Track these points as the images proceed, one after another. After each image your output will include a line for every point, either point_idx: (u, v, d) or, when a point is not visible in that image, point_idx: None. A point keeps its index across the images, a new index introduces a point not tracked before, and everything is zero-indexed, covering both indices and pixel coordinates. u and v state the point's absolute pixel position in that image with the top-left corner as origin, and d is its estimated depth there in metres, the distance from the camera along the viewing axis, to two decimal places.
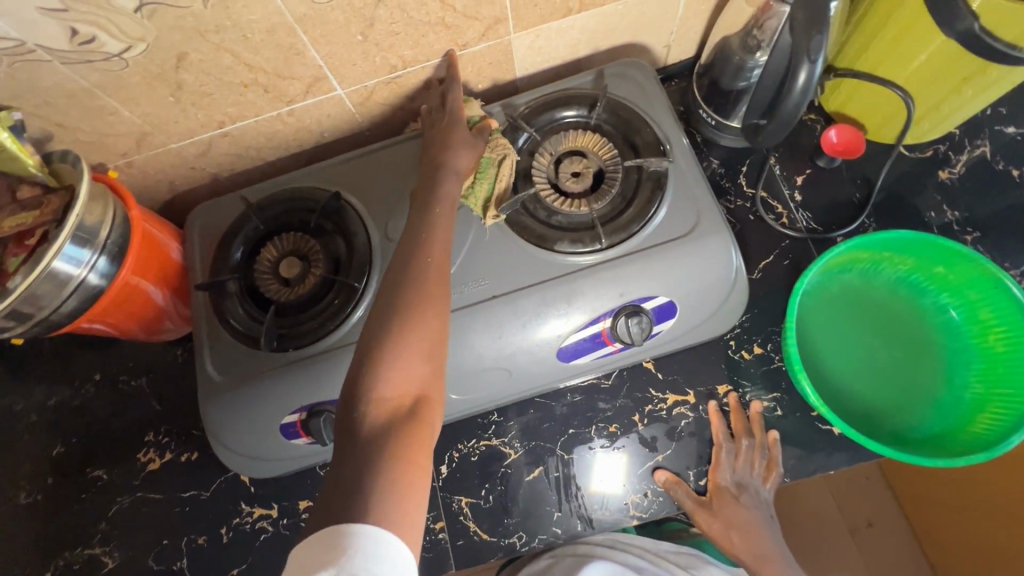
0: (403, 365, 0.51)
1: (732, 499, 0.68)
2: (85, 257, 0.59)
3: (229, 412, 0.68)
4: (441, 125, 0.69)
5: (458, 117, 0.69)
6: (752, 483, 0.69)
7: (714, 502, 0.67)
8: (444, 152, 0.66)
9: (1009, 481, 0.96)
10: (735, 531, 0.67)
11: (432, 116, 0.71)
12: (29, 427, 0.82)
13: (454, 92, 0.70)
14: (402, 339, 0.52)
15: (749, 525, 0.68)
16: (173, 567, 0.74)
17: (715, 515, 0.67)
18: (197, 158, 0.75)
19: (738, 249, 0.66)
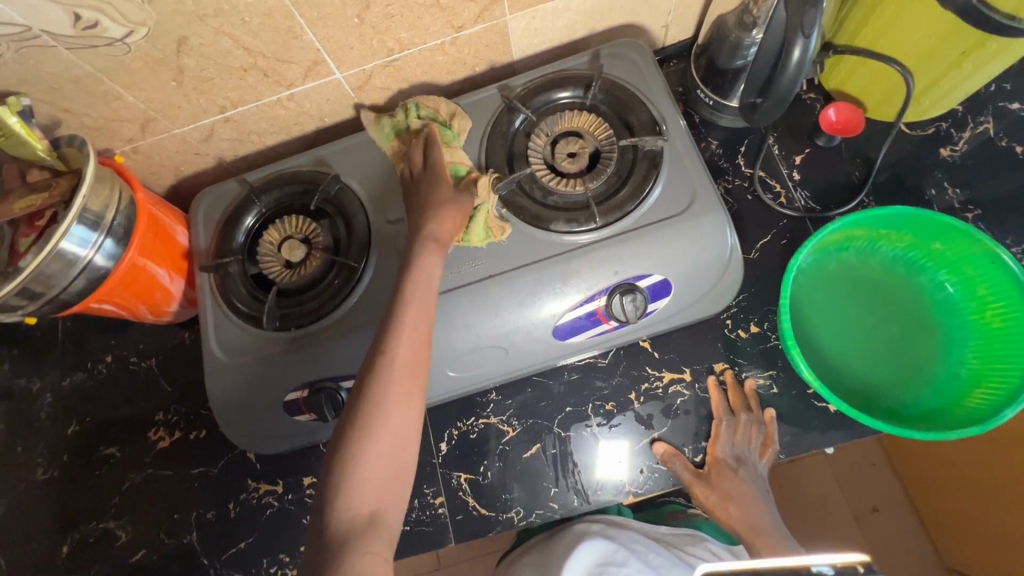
0: (370, 467, 0.51)
1: (731, 471, 0.69)
2: (92, 239, 0.61)
3: (234, 391, 0.69)
4: (420, 186, 0.67)
5: (440, 178, 0.66)
6: (749, 458, 0.70)
7: (712, 474, 0.68)
8: (424, 220, 0.64)
9: (1012, 463, 0.96)
10: (732, 503, 0.69)
11: (413, 177, 0.68)
12: (45, 406, 0.86)
13: (434, 153, 0.67)
14: (368, 429, 0.52)
15: (745, 498, 0.69)
16: (183, 540, 0.77)
17: (712, 487, 0.68)
18: (200, 143, 0.77)
19: (734, 228, 0.66)
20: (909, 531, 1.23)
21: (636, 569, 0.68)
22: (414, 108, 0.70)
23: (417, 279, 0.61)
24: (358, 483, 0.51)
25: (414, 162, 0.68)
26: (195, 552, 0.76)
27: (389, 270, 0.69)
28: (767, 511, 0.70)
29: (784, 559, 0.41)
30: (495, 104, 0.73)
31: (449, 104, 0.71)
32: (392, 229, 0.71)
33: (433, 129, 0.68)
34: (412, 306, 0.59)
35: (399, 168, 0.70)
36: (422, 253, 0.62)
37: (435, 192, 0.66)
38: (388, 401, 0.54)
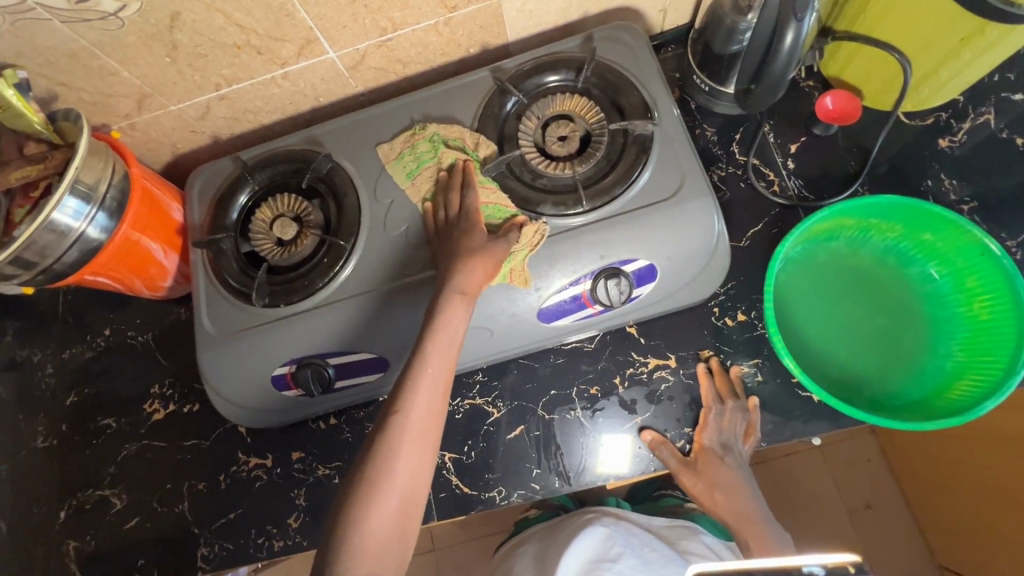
0: (373, 525, 0.54)
1: (716, 459, 0.69)
2: (86, 212, 0.62)
3: (223, 366, 0.70)
4: (453, 229, 0.66)
5: (475, 222, 0.65)
6: (735, 444, 0.69)
7: (698, 462, 0.68)
8: (454, 267, 0.62)
9: (1005, 464, 0.95)
10: (717, 490, 0.70)
11: (448, 220, 0.67)
12: (47, 376, 0.88)
13: (470, 195, 0.67)
14: (377, 486, 0.54)
15: (732, 485, 0.70)
16: (175, 509, 0.79)
17: (698, 474, 0.69)
18: (196, 120, 0.78)
19: (722, 216, 0.66)
20: (902, 528, 1.23)
21: (628, 567, 0.69)
22: (441, 144, 0.71)
23: (440, 335, 0.60)
24: (365, 543, 0.53)
25: (450, 205, 0.67)
26: (186, 520, 0.78)
27: (379, 252, 0.70)
28: (750, 497, 0.71)
29: (775, 559, 0.38)
30: (487, 85, 0.73)
31: (474, 134, 0.70)
32: (382, 210, 0.71)
33: (471, 167, 0.68)
34: (433, 362, 0.59)
35: (428, 210, 0.68)
36: (448, 304, 0.61)
37: (469, 238, 0.64)
38: (399, 459, 0.56)
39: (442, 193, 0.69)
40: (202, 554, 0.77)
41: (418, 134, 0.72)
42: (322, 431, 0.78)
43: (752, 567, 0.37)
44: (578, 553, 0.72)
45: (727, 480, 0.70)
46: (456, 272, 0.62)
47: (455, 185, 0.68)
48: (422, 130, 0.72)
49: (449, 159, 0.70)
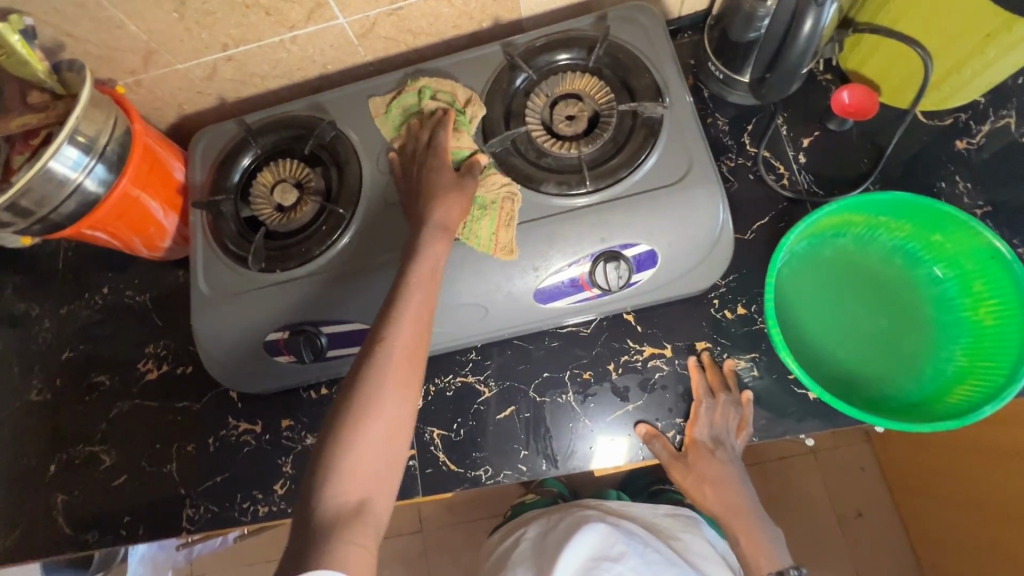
0: (360, 447, 0.51)
1: (707, 453, 0.68)
2: (84, 163, 0.62)
3: (215, 326, 0.70)
4: (422, 168, 0.66)
5: (441, 159, 0.66)
6: (728, 438, 0.69)
7: (689, 456, 0.68)
8: (429, 206, 0.63)
9: (999, 479, 0.93)
10: (708, 484, 0.69)
11: (417, 158, 0.67)
12: (45, 331, 0.89)
13: (440, 133, 0.67)
14: (362, 407, 0.52)
15: (722, 479, 0.70)
16: (164, 469, 0.79)
17: (688, 469, 0.68)
18: (203, 81, 0.77)
19: (727, 205, 0.64)
20: (892, 538, 1.22)
21: (629, 567, 0.70)
22: (429, 95, 0.70)
23: (423, 267, 0.60)
24: (352, 465, 0.51)
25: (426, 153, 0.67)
26: (174, 481, 0.78)
27: (376, 222, 0.69)
28: (741, 491, 0.71)
29: None
30: (498, 60, 0.72)
31: (466, 89, 0.70)
32: (384, 180, 0.70)
33: (450, 116, 0.68)
34: (417, 291, 0.59)
35: (393, 155, 0.69)
36: (428, 241, 0.61)
37: (436, 177, 0.65)
38: (385, 381, 0.54)
39: (415, 132, 0.69)
40: (187, 515, 0.77)
41: (407, 86, 0.72)
42: (313, 401, 0.78)
43: None
44: (579, 549, 0.73)
45: (717, 473, 0.69)
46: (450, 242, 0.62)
47: (431, 125, 0.68)
48: (411, 83, 0.72)
49: (431, 109, 0.70)
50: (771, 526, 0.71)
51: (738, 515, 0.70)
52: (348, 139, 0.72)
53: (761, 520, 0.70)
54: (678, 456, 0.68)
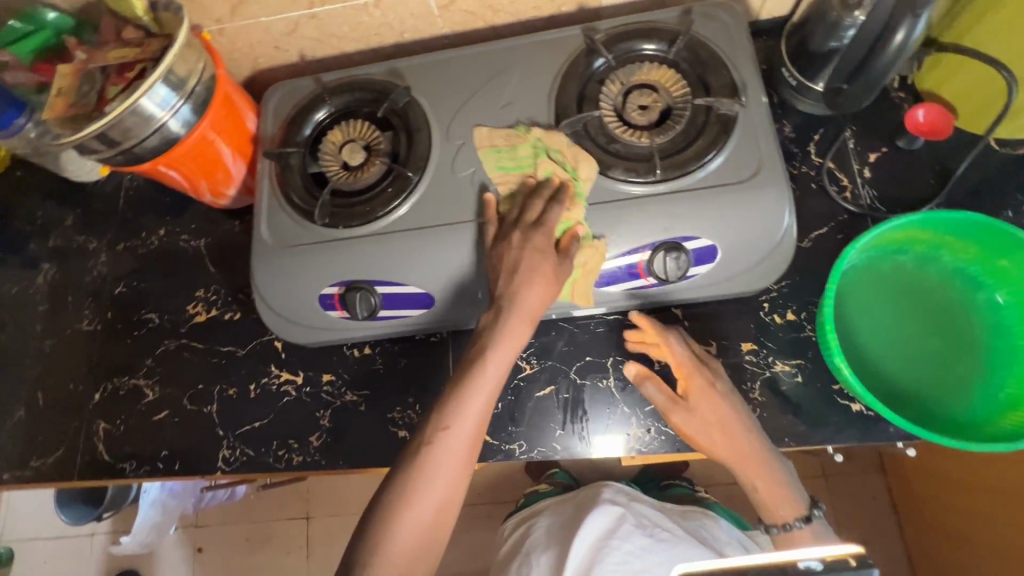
0: (404, 534, 0.55)
1: (704, 387, 0.66)
2: (172, 103, 0.64)
3: (275, 275, 0.72)
4: (521, 240, 0.64)
5: (547, 234, 0.64)
6: (720, 378, 0.67)
7: (690, 398, 0.66)
8: (522, 288, 0.62)
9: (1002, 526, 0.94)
10: (716, 428, 0.65)
11: (518, 226, 0.65)
12: (100, 264, 0.92)
13: (554, 208, 0.65)
14: (413, 493, 0.56)
15: (729, 421, 0.65)
16: (203, 409, 0.81)
17: (689, 410, 0.66)
18: (283, 36, 0.79)
19: (793, 210, 0.64)
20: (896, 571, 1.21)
21: (637, 543, 0.75)
22: (543, 152, 0.68)
23: (496, 355, 0.61)
24: (396, 547, 0.55)
25: (530, 211, 0.65)
26: (212, 422, 0.80)
27: (441, 190, 0.70)
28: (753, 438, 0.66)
29: (769, 556, 0.41)
30: (577, 43, 0.72)
31: (576, 149, 0.67)
32: (452, 149, 0.71)
33: (574, 190, 0.66)
34: (484, 379, 0.60)
35: (490, 201, 0.67)
36: (516, 320, 0.62)
37: (533, 256, 0.63)
38: (440, 472, 0.57)
39: (524, 197, 0.67)
40: (223, 456, 0.78)
41: (521, 135, 0.69)
42: (356, 359, 0.79)
43: (747, 567, 0.40)
44: (591, 529, 0.80)
45: (717, 418, 0.65)
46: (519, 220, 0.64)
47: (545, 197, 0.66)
48: (523, 132, 0.69)
49: (546, 171, 0.68)
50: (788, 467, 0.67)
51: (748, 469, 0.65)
52: (421, 107, 0.73)
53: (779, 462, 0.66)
54: (676, 400, 0.67)
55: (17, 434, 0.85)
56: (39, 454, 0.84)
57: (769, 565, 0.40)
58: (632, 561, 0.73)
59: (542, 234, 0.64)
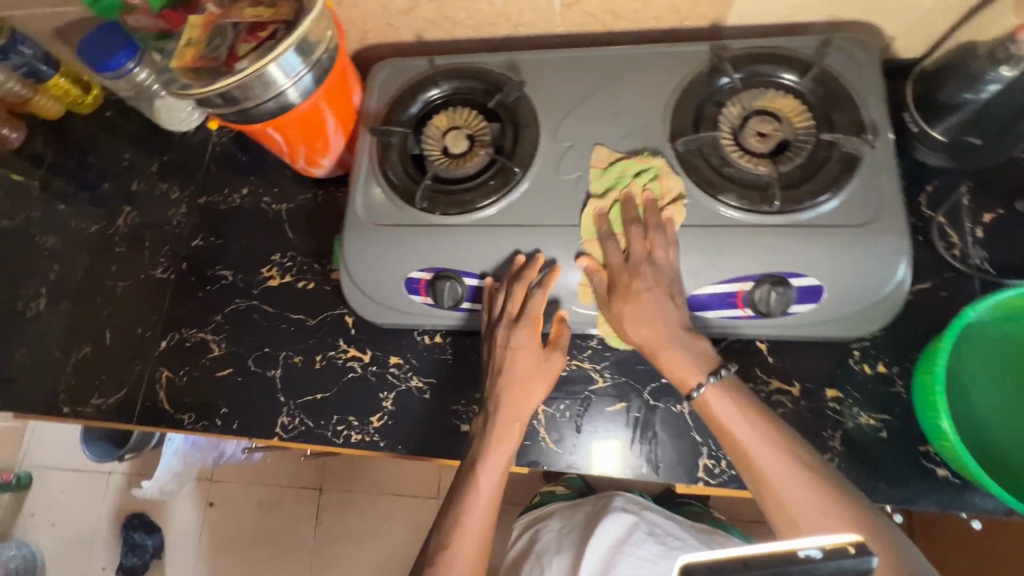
0: None
1: (627, 275, 0.64)
2: (296, 71, 0.63)
3: (364, 253, 0.72)
4: (504, 337, 0.67)
5: (530, 325, 0.66)
6: (648, 269, 0.63)
7: (615, 291, 0.64)
8: (504, 389, 0.67)
9: None
10: (628, 311, 0.63)
11: (502, 321, 0.68)
12: (180, 215, 0.93)
13: (535, 294, 0.66)
14: None
15: (644, 308, 0.63)
16: (267, 372, 0.81)
17: (610, 297, 0.65)
18: (400, 14, 0.78)
19: (909, 261, 0.62)
20: None
21: (649, 550, 0.77)
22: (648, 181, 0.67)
23: (488, 467, 0.64)
24: None
25: (513, 298, 0.67)
26: (275, 386, 0.80)
27: (543, 191, 0.69)
28: (668, 321, 0.62)
29: (771, 546, 0.40)
30: (699, 60, 0.71)
31: (677, 189, 0.66)
32: (558, 151, 0.70)
33: (550, 280, 0.66)
34: (478, 492, 0.63)
35: (489, 285, 0.69)
36: (504, 421, 0.66)
37: (516, 357, 0.67)
38: None
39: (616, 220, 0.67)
40: (281, 423, 0.78)
41: (641, 157, 0.68)
42: (426, 346, 0.79)
43: (749, 557, 0.39)
44: (603, 535, 0.81)
45: (640, 302, 0.63)
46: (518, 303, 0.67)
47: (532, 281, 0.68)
48: (647, 156, 0.67)
49: (610, 193, 0.67)
50: (705, 349, 0.62)
51: (658, 345, 0.62)
52: (533, 103, 0.72)
53: (688, 347, 0.62)
54: (610, 290, 0.65)
55: (82, 369, 0.87)
56: (100, 393, 0.85)
57: (769, 556, 0.39)
58: (644, 566, 0.75)
59: (524, 325, 0.67)
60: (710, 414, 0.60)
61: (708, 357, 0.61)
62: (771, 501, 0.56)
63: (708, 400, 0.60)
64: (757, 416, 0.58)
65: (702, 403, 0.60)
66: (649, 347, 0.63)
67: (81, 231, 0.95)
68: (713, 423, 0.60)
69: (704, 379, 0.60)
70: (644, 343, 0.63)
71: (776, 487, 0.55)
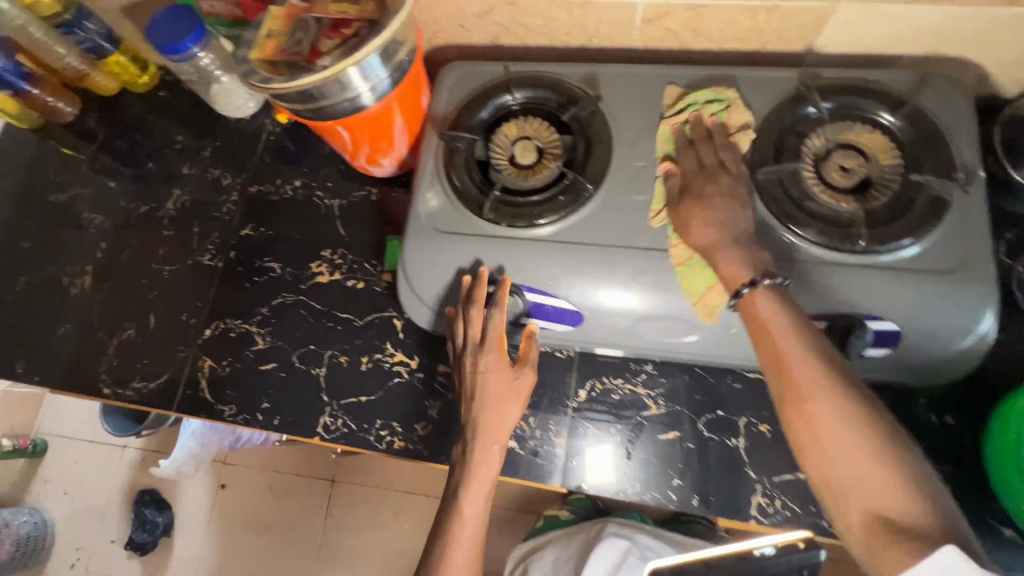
0: None
1: (704, 179, 0.64)
2: (375, 75, 0.62)
3: (423, 259, 0.71)
4: (471, 362, 0.68)
5: (495, 346, 0.68)
6: (724, 176, 0.64)
7: (688, 195, 0.63)
8: (475, 414, 0.67)
9: None
10: (698, 209, 0.62)
11: (468, 348, 0.69)
12: (230, 203, 0.92)
13: (495, 315, 0.67)
14: None
15: (716, 207, 0.61)
16: (312, 370, 0.80)
17: (680, 200, 0.63)
18: (474, 17, 0.77)
19: (994, 313, 0.60)
20: None
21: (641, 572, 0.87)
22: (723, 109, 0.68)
23: (470, 499, 0.66)
24: None
25: (473, 322, 0.68)
26: (318, 385, 0.79)
27: (614, 210, 0.67)
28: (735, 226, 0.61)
29: None
30: (782, 88, 0.69)
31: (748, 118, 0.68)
32: (631, 169, 0.68)
33: (505, 299, 0.67)
34: (461, 524, 0.65)
35: (451, 313, 0.70)
36: (482, 447, 0.67)
37: (487, 379, 0.68)
38: None
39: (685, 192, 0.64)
40: (323, 423, 0.77)
41: (715, 89, 0.69)
42: None
43: None
44: (599, 561, 0.90)
45: (713, 201, 0.62)
46: (479, 326, 0.68)
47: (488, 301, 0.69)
48: (721, 88, 0.69)
49: (686, 115, 0.69)
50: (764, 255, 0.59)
51: (716, 248, 0.60)
52: (609, 119, 0.71)
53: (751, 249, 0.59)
54: (682, 193, 0.64)
55: (124, 351, 0.86)
56: (142, 377, 0.84)
57: None
58: None
59: (490, 349, 0.68)
60: (754, 315, 0.55)
61: (766, 258, 0.58)
62: (796, 404, 0.50)
63: (755, 299, 0.56)
64: (806, 327, 0.53)
65: (748, 302, 0.56)
66: (711, 247, 0.60)
67: (129, 211, 0.95)
68: (752, 323, 0.55)
69: (758, 278, 0.56)
70: (704, 243, 0.60)
71: (806, 391, 0.50)
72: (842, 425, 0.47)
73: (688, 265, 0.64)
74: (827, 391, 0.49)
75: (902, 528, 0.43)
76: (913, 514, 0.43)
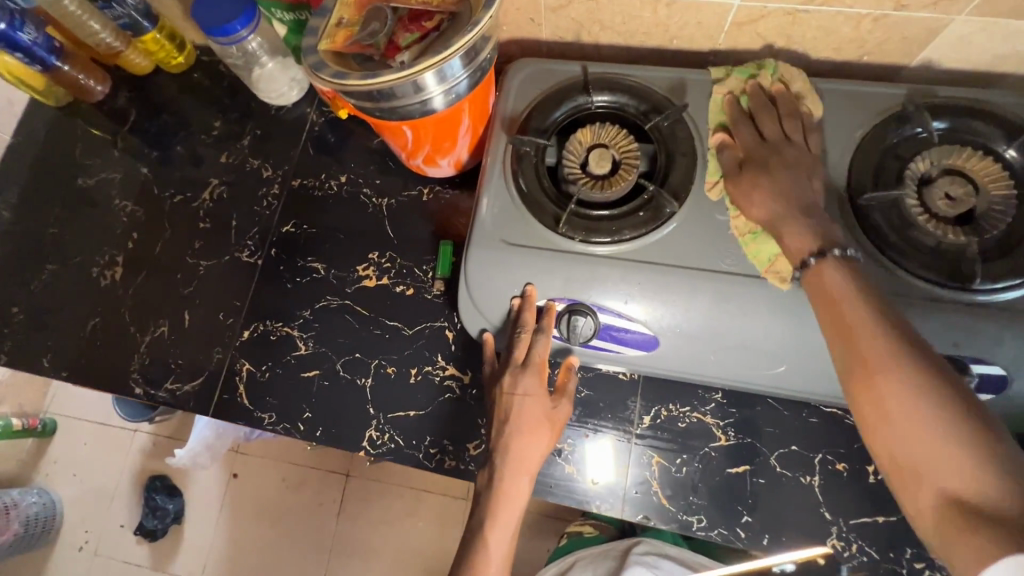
0: None
1: (765, 150, 0.60)
2: (452, 80, 0.56)
3: (486, 272, 0.66)
4: (510, 385, 0.65)
5: (535, 372, 0.65)
6: (786, 145, 0.60)
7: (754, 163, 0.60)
8: (511, 440, 0.63)
9: None
10: (762, 179, 0.58)
11: (507, 367, 0.66)
12: (271, 196, 0.87)
13: (540, 342, 0.65)
14: None
15: (779, 175, 0.58)
16: (357, 380, 0.76)
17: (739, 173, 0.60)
18: (548, 11, 0.71)
19: None
20: None
21: None
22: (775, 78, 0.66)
23: (497, 530, 0.61)
24: None
25: (517, 346, 0.65)
26: (364, 396, 0.75)
27: (698, 229, 0.63)
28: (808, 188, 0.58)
29: None
30: (884, 106, 0.64)
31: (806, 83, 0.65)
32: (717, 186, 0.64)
33: (551, 326, 0.65)
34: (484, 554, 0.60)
35: (490, 338, 0.68)
36: (510, 480, 0.63)
37: (526, 404, 0.64)
38: None
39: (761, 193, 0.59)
40: (369, 437, 0.73)
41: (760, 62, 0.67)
42: None
43: None
44: None
45: (782, 166, 0.58)
46: (520, 352, 0.65)
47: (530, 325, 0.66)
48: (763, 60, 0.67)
49: (735, 84, 0.66)
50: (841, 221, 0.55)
51: (783, 215, 0.56)
52: (695, 131, 0.66)
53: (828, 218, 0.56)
54: (741, 165, 0.61)
55: (156, 349, 0.82)
56: (175, 378, 0.80)
57: None
58: None
59: (530, 372, 0.65)
60: (820, 288, 0.51)
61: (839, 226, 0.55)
62: (862, 385, 0.44)
63: (822, 271, 0.51)
64: (880, 302, 0.48)
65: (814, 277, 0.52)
66: (782, 209, 0.57)
67: (163, 200, 0.90)
68: (819, 298, 0.50)
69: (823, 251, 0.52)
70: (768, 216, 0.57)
71: (869, 364, 0.44)
72: (911, 405, 0.41)
73: (753, 235, 0.60)
74: (894, 367, 0.43)
75: (979, 511, 0.37)
76: (997, 501, 0.37)
